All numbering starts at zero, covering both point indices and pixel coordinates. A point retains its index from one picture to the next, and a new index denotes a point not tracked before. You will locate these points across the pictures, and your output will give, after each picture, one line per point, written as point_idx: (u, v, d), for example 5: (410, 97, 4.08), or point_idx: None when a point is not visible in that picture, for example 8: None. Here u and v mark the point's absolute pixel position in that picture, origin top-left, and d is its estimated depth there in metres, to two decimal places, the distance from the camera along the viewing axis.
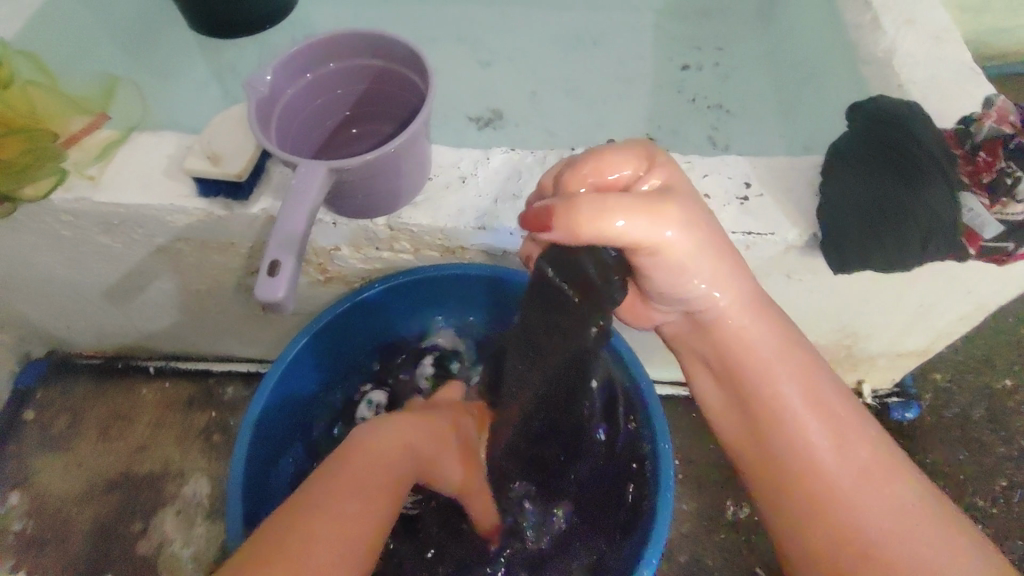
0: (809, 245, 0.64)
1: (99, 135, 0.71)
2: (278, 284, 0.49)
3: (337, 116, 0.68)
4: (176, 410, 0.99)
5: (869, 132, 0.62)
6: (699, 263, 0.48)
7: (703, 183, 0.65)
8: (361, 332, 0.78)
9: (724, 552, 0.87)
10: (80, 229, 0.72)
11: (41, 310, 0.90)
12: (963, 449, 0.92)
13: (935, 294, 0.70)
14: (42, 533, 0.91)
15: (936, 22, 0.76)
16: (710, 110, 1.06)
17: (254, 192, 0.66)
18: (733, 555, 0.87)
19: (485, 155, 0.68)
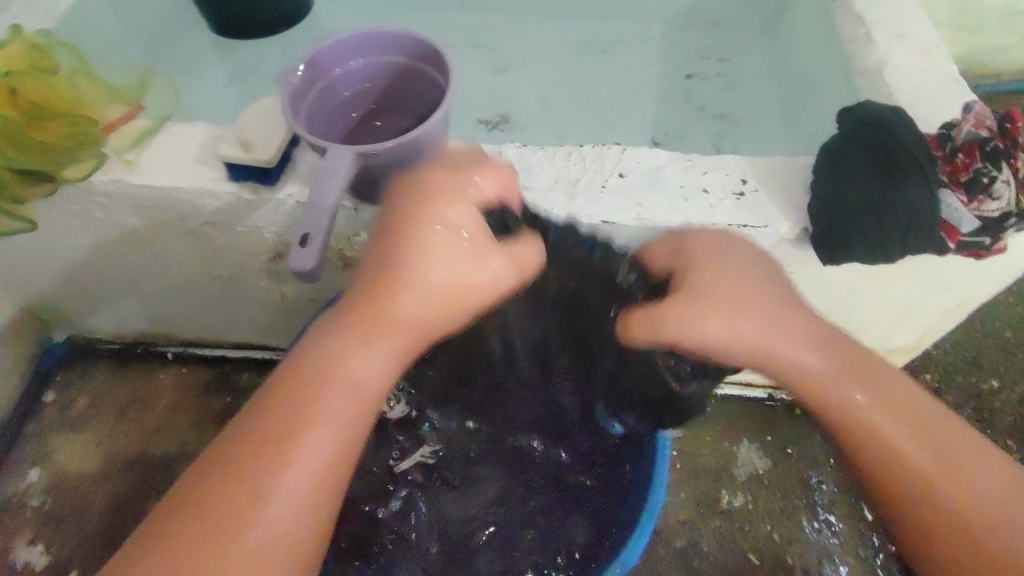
0: (800, 238, 0.68)
1: (135, 124, 0.76)
2: (308, 256, 0.53)
3: (361, 109, 0.73)
4: (193, 395, 1.03)
5: (853, 133, 0.66)
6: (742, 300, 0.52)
7: (702, 180, 0.70)
8: None
9: (717, 539, 0.90)
10: (114, 211, 0.76)
11: (67, 292, 0.94)
12: None
13: (919, 290, 0.75)
14: (60, 508, 0.94)
15: (927, 36, 0.81)
16: (711, 117, 1.11)
17: (280, 179, 0.71)
18: (727, 542, 0.90)
19: (499, 150, 0.73)
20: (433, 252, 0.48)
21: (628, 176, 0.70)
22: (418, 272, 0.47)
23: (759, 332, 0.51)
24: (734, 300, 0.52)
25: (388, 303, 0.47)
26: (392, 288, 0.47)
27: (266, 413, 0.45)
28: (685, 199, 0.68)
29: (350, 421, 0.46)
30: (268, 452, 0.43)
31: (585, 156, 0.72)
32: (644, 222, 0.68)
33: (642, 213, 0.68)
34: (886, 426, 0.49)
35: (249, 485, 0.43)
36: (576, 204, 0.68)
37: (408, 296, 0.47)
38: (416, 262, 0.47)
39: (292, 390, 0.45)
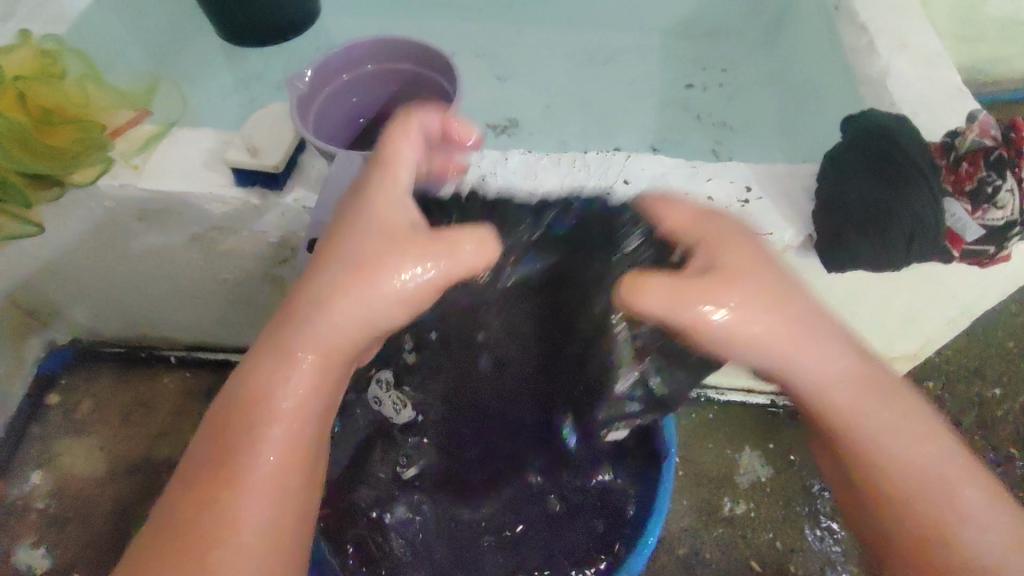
0: (804, 245, 0.68)
1: (143, 128, 0.76)
2: (314, 261, 0.59)
3: (368, 115, 0.74)
4: (196, 399, 1.03)
5: (858, 142, 0.67)
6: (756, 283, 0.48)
7: (706, 187, 0.70)
8: None
9: (720, 546, 0.90)
10: (121, 215, 0.77)
11: (72, 296, 0.95)
12: None
13: (923, 297, 0.75)
14: (64, 511, 0.94)
15: (929, 46, 0.82)
16: (714, 125, 1.12)
17: (287, 184, 0.71)
18: (729, 550, 0.90)
19: (504, 156, 0.73)
20: (362, 262, 0.46)
21: (632, 184, 0.71)
22: (345, 283, 0.45)
23: (757, 328, 0.47)
24: (745, 283, 0.47)
25: (312, 321, 0.45)
26: (315, 304, 0.45)
27: (212, 449, 0.45)
28: None
29: (291, 445, 0.45)
30: (212, 491, 0.43)
31: (589, 162, 0.72)
32: None
33: None
34: (856, 409, 0.48)
35: (206, 526, 0.42)
36: None
37: (333, 309, 0.45)
38: (343, 275, 0.45)
39: (228, 426, 0.45)
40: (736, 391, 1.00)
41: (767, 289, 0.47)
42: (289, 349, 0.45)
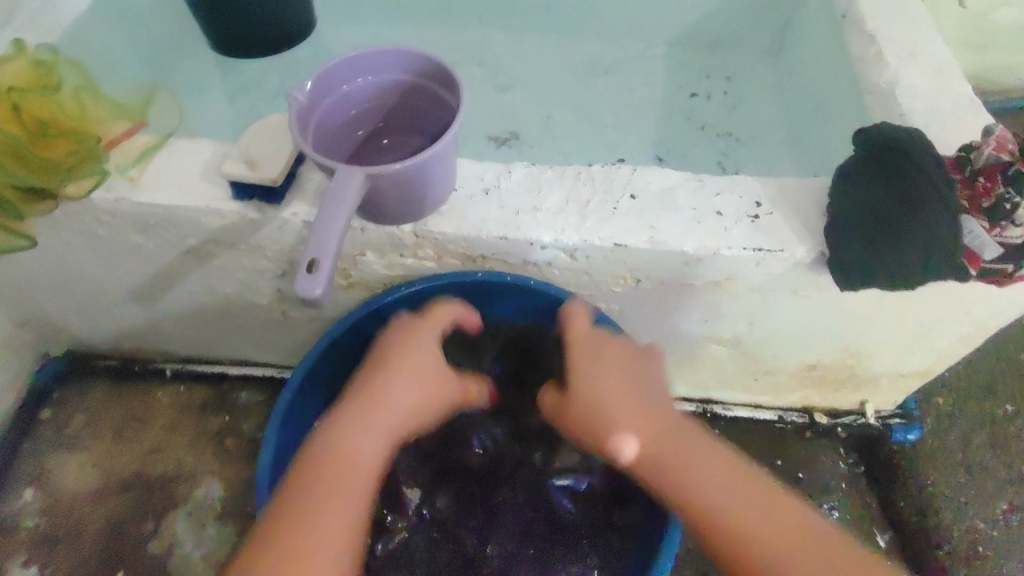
0: (817, 262, 0.66)
1: (139, 139, 0.75)
2: (317, 281, 0.51)
3: (369, 126, 0.72)
4: (191, 414, 1.01)
5: (873, 157, 0.65)
6: (602, 382, 0.59)
7: (715, 201, 0.68)
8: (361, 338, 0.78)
9: None
10: (116, 228, 0.75)
11: (66, 309, 0.93)
12: (964, 473, 0.93)
13: (937, 314, 0.73)
14: (55, 530, 0.92)
15: (939, 56, 0.80)
16: (719, 136, 1.10)
17: (286, 198, 0.69)
18: None
19: (507, 168, 0.71)
20: (416, 356, 0.60)
21: (639, 198, 0.69)
22: (404, 367, 0.58)
23: (612, 424, 0.57)
24: (598, 387, 0.59)
25: (377, 393, 0.56)
26: (382, 381, 0.57)
27: (294, 508, 0.47)
28: (698, 222, 0.67)
29: (360, 490, 0.50)
30: (301, 523, 0.46)
31: (594, 176, 0.71)
32: (657, 245, 0.66)
33: (654, 235, 0.66)
34: (714, 496, 0.51)
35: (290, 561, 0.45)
36: (587, 226, 0.67)
37: (396, 388, 0.57)
38: (398, 365, 0.58)
39: (312, 467, 0.50)
40: (742, 407, 0.98)
41: (627, 362, 0.62)
42: (366, 409, 0.54)
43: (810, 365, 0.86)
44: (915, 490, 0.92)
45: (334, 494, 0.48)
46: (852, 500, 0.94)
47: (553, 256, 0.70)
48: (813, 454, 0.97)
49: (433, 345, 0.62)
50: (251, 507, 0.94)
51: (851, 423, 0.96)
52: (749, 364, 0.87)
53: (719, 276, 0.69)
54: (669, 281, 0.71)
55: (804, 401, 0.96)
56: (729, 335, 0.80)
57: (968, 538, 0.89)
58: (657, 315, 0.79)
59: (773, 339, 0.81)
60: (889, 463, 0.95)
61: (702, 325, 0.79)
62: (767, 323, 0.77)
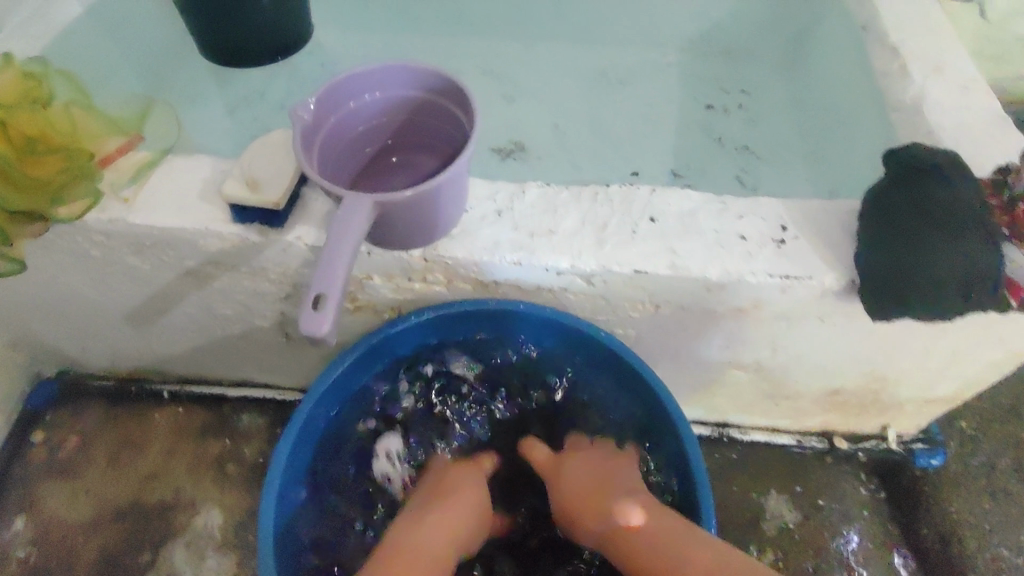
0: (846, 290, 0.63)
1: (135, 156, 0.71)
2: (323, 318, 0.48)
3: (375, 144, 0.69)
4: (189, 438, 0.97)
5: (904, 181, 0.62)
6: (586, 476, 0.69)
7: (739, 225, 0.65)
8: (370, 368, 0.75)
9: None
10: (110, 250, 0.72)
11: (59, 330, 0.89)
12: (990, 500, 0.90)
13: (969, 341, 0.70)
14: (47, 561, 0.89)
15: (966, 70, 0.77)
16: (733, 147, 1.07)
17: (289, 220, 0.66)
18: None
19: (521, 189, 0.68)
20: (469, 487, 0.69)
21: (660, 221, 0.66)
22: (460, 495, 0.67)
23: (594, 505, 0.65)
24: (580, 481, 0.68)
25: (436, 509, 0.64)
26: (443, 504, 0.66)
27: None
28: (722, 246, 0.64)
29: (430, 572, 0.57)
30: None
31: (612, 197, 0.67)
32: (679, 271, 0.63)
33: (677, 260, 0.63)
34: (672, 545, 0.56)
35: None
36: (606, 251, 0.64)
37: (453, 507, 0.65)
38: (454, 492, 0.68)
39: (390, 552, 0.58)
40: (758, 431, 0.95)
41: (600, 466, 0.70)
42: (432, 518, 0.63)
43: (832, 390, 0.83)
44: (939, 517, 0.89)
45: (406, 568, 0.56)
46: (874, 527, 0.90)
47: (569, 281, 0.67)
48: (834, 479, 0.93)
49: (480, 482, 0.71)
50: (251, 536, 0.90)
51: (872, 448, 0.93)
52: (768, 388, 0.84)
53: (743, 302, 0.66)
54: (690, 307, 0.68)
55: (823, 425, 0.93)
56: (750, 360, 0.77)
57: (996, 568, 0.85)
58: (675, 340, 0.76)
59: (796, 365, 0.77)
60: (912, 489, 0.92)
61: (722, 351, 0.76)
62: (791, 349, 0.74)
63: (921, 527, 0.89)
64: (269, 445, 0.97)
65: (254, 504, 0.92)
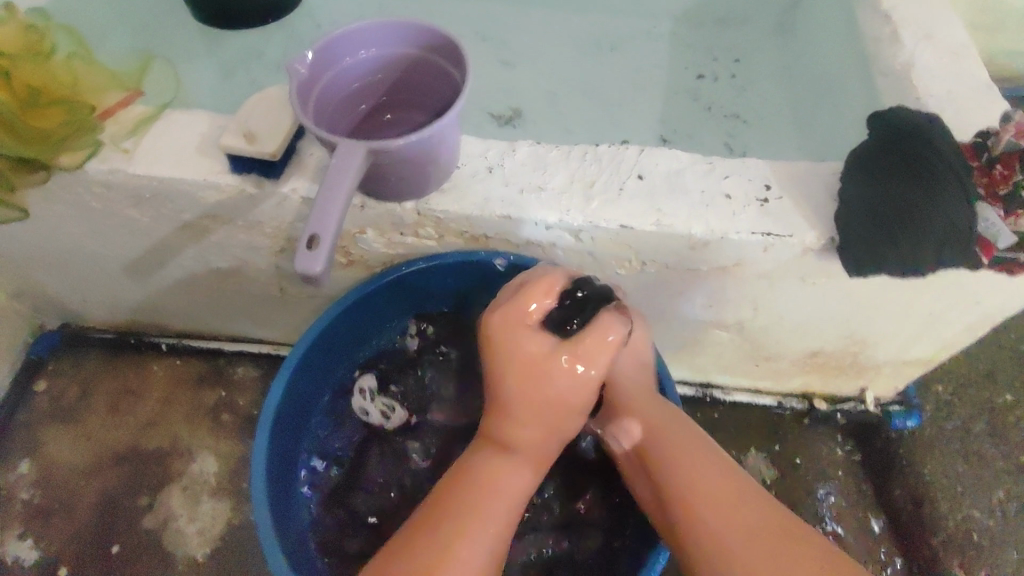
0: (826, 248, 0.65)
1: (133, 111, 0.72)
2: (317, 257, 0.50)
3: (370, 101, 0.70)
4: (186, 388, 1.00)
5: (887, 142, 0.64)
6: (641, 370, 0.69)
7: (723, 184, 0.67)
8: (368, 320, 0.79)
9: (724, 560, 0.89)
10: (109, 201, 0.73)
11: (61, 281, 0.91)
12: (963, 464, 0.92)
13: (945, 303, 0.72)
14: (49, 503, 0.92)
15: (955, 39, 0.78)
16: (725, 117, 1.06)
17: (284, 172, 0.68)
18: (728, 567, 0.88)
19: (512, 147, 0.70)
20: (550, 385, 0.61)
21: (647, 179, 0.67)
22: (538, 406, 0.62)
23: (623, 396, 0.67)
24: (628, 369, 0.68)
25: (519, 430, 0.62)
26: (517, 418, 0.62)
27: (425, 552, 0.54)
28: (707, 206, 0.66)
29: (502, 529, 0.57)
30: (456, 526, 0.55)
31: (600, 156, 0.69)
32: (664, 229, 0.65)
33: (661, 218, 0.65)
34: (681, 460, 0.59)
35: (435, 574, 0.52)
36: (593, 208, 0.66)
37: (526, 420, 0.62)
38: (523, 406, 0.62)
39: (468, 491, 0.58)
40: (739, 392, 0.98)
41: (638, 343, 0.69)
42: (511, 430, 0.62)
43: (813, 351, 0.86)
44: (914, 479, 0.92)
45: (485, 517, 0.56)
46: (848, 485, 0.94)
47: (557, 236, 0.69)
48: (811, 439, 0.97)
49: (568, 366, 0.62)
50: (246, 483, 0.93)
51: (850, 410, 0.96)
52: (751, 348, 0.86)
53: (725, 261, 0.68)
54: (674, 265, 0.70)
55: (804, 387, 0.96)
56: (732, 320, 0.80)
57: (964, 528, 0.88)
58: (662, 300, 0.78)
59: (776, 325, 0.80)
60: (888, 451, 0.95)
61: (705, 310, 0.78)
62: (772, 309, 0.76)
63: (894, 489, 0.93)
64: (263, 399, 0.99)
65: (248, 453, 0.95)
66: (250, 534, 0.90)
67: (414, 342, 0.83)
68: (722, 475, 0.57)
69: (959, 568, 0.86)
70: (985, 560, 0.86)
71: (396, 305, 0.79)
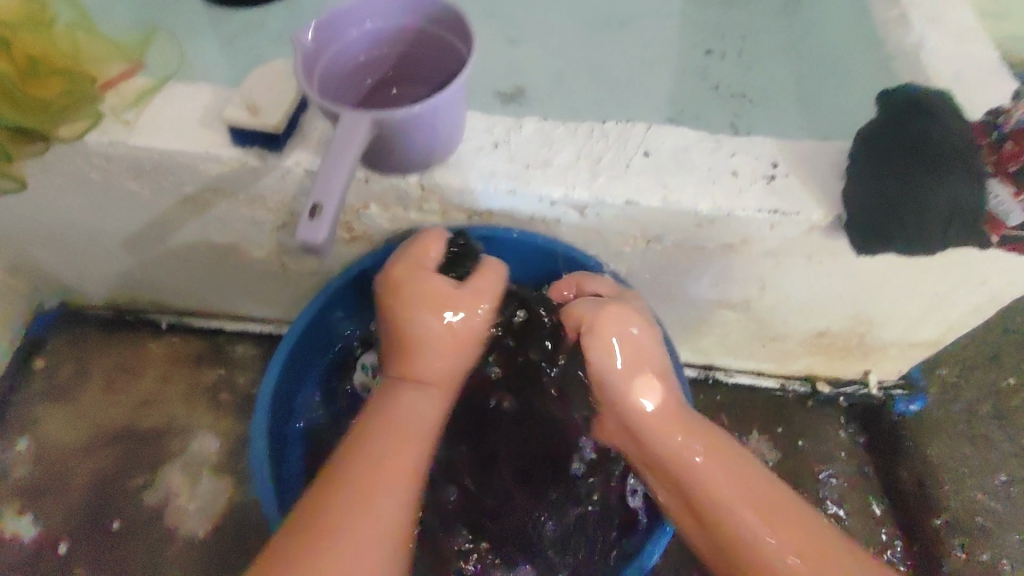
0: (833, 226, 0.64)
1: (134, 83, 0.71)
2: (319, 227, 0.49)
3: (375, 74, 0.69)
4: (186, 366, 1.00)
5: (896, 117, 0.63)
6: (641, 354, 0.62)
7: (730, 161, 0.66)
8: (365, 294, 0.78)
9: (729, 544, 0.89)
10: (110, 173, 0.73)
11: (60, 257, 0.91)
12: (969, 445, 0.93)
13: (952, 284, 0.72)
14: (48, 479, 0.92)
15: (967, 18, 0.78)
16: (732, 96, 1.04)
17: (287, 145, 0.67)
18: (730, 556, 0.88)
19: (517, 123, 0.69)
20: (432, 333, 0.61)
21: (654, 155, 0.67)
22: (434, 372, 0.61)
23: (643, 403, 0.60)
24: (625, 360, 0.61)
25: (420, 360, 0.61)
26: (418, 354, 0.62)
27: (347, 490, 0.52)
28: (713, 182, 0.65)
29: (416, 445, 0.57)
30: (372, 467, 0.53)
31: (607, 132, 0.68)
32: (670, 205, 0.64)
33: (668, 195, 0.64)
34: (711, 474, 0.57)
35: (359, 511, 0.50)
36: (599, 184, 0.65)
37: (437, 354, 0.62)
38: (427, 335, 0.62)
39: (376, 428, 0.57)
40: (742, 374, 0.98)
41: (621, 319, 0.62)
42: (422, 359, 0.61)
43: (818, 333, 0.86)
44: (918, 461, 0.92)
45: (398, 445, 0.56)
46: (851, 467, 0.95)
47: (563, 212, 0.68)
48: (816, 421, 0.97)
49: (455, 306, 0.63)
50: (247, 462, 0.93)
51: (854, 392, 0.96)
52: (756, 328, 0.86)
53: (732, 239, 0.68)
54: (680, 243, 0.70)
55: (806, 369, 0.96)
56: (738, 298, 0.80)
57: (971, 509, 0.89)
58: (667, 279, 0.78)
59: (782, 304, 0.80)
60: (893, 433, 0.95)
61: (711, 289, 0.78)
62: (777, 288, 0.76)
63: (898, 471, 0.93)
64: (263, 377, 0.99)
65: (249, 431, 0.95)
66: (250, 512, 0.90)
67: None
68: (743, 480, 0.57)
69: (961, 549, 0.87)
70: (988, 542, 0.87)
71: None
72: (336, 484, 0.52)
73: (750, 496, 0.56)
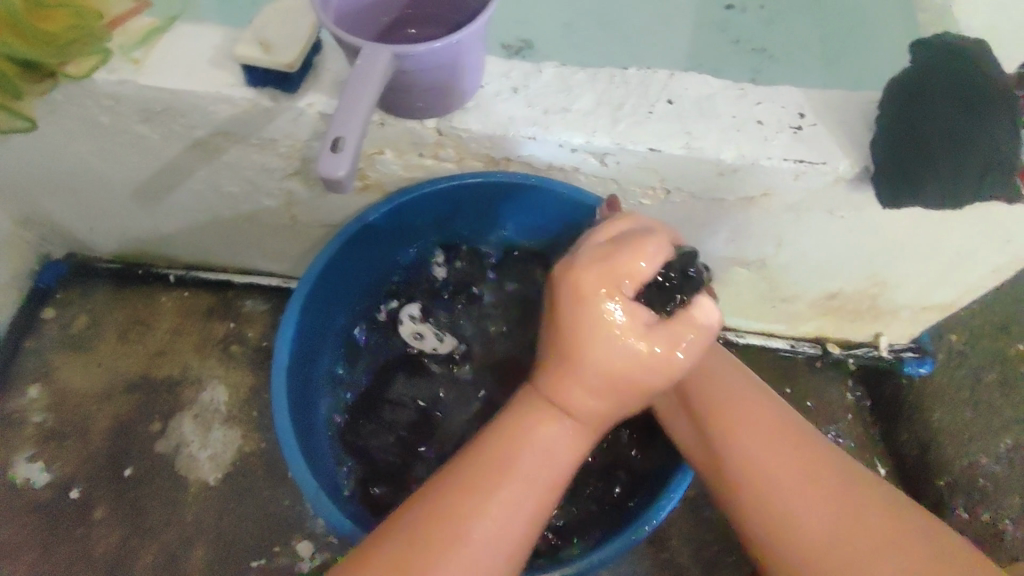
0: (859, 178, 0.63)
1: (142, 20, 0.68)
2: (340, 162, 0.48)
3: (392, 12, 0.67)
4: (196, 319, 0.99)
5: (935, 66, 0.61)
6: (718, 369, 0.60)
7: (756, 110, 0.64)
8: (377, 248, 0.77)
9: None
10: (119, 115, 0.71)
11: (67, 207, 0.89)
12: (971, 409, 0.91)
13: (972, 241, 0.71)
14: (62, 426, 0.92)
15: None
16: (751, 52, 1.01)
17: (301, 86, 0.65)
18: None
19: (536, 68, 0.67)
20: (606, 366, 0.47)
21: (677, 103, 0.65)
22: (604, 393, 0.49)
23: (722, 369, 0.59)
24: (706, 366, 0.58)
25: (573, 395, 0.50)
26: (581, 373, 0.48)
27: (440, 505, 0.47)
28: (738, 130, 0.63)
29: (536, 490, 0.48)
30: (472, 499, 0.47)
31: (629, 79, 0.66)
32: (693, 153, 0.63)
33: (691, 142, 0.63)
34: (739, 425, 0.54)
35: (439, 546, 0.45)
36: (620, 129, 0.63)
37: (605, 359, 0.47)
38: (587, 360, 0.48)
39: (492, 446, 0.50)
40: (752, 334, 0.99)
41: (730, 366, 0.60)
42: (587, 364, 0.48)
43: (831, 293, 0.85)
44: (920, 424, 0.92)
45: (507, 486, 0.48)
46: (856, 428, 0.96)
47: (583, 159, 0.67)
48: (824, 382, 0.98)
49: (636, 336, 0.47)
50: (258, 412, 0.93)
51: (862, 354, 0.95)
52: (767, 287, 0.86)
53: (753, 191, 0.67)
54: (700, 194, 0.69)
55: (818, 330, 0.96)
56: (753, 256, 0.79)
57: (971, 472, 0.88)
58: (683, 234, 0.77)
59: (797, 262, 0.79)
60: (897, 397, 0.95)
61: (726, 246, 0.78)
62: (794, 245, 0.76)
63: (900, 435, 0.94)
64: (273, 331, 0.99)
65: (259, 382, 0.95)
66: (262, 461, 0.90)
67: (441, 272, 0.83)
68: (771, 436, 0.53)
69: (963, 510, 0.86)
70: (988, 503, 0.86)
71: (411, 234, 0.79)
72: (429, 509, 0.47)
73: (768, 450, 0.52)
